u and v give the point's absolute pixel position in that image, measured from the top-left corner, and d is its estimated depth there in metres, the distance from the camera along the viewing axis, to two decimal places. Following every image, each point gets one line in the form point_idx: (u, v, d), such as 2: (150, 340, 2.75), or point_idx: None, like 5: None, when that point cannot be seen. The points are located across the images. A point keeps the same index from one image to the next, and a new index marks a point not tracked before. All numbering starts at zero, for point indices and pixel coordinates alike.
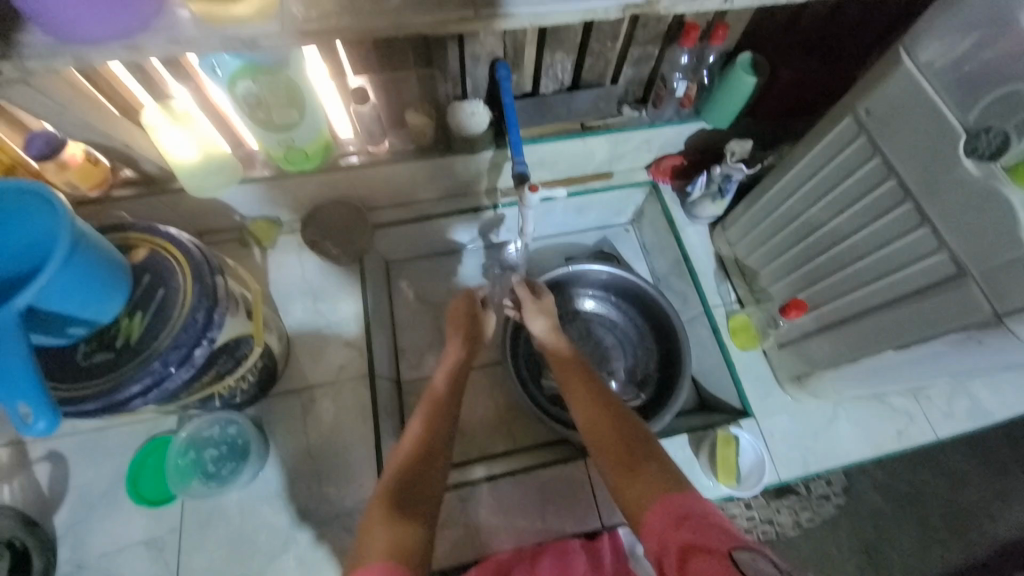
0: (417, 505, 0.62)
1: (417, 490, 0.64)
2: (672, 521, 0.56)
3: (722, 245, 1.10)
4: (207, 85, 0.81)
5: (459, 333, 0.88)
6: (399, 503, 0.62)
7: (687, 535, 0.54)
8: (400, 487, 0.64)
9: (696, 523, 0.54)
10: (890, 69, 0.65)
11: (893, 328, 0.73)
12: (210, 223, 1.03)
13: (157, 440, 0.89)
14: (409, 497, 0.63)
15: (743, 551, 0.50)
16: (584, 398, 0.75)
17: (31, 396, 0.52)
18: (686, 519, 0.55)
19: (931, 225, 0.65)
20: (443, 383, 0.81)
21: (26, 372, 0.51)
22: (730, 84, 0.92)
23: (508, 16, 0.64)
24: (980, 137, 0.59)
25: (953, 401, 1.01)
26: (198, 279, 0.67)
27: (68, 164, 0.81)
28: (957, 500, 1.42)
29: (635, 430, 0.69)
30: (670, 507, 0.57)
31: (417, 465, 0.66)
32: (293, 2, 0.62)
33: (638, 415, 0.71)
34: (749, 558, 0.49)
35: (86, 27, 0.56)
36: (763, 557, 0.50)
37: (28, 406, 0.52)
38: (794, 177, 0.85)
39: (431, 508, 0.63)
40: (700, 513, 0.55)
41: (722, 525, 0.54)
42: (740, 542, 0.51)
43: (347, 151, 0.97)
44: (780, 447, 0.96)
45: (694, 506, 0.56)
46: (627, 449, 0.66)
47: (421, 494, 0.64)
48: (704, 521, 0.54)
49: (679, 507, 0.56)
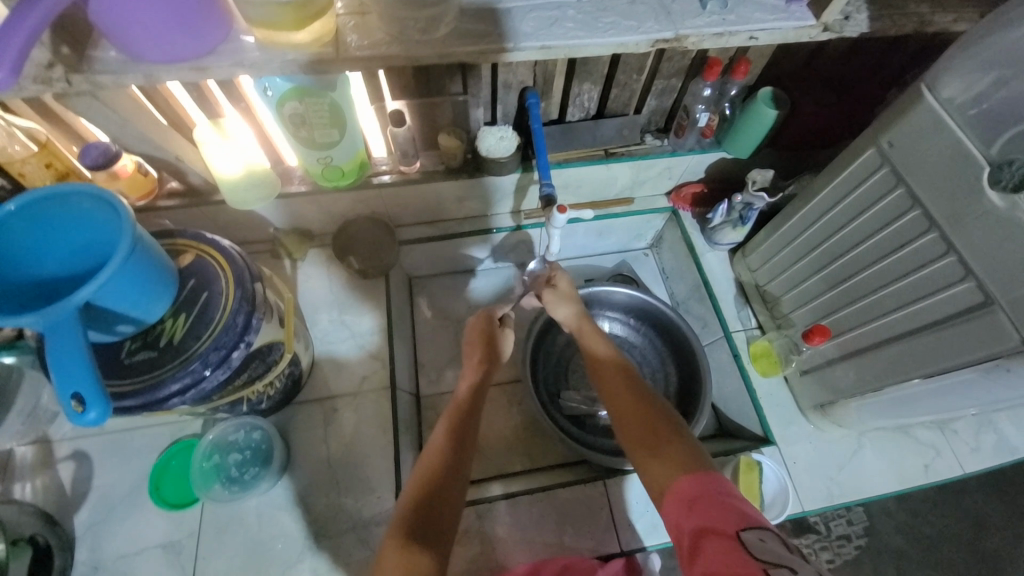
0: (433, 538, 0.61)
1: (434, 520, 0.63)
2: (685, 503, 0.56)
3: (742, 271, 1.11)
4: (255, 106, 0.87)
5: (471, 352, 0.88)
6: (416, 533, 0.61)
7: (698, 519, 0.54)
8: (419, 517, 0.62)
9: (705, 504, 0.54)
10: (911, 105, 0.68)
11: (920, 358, 0.73)
12: (247, 234, 1.07)
13: (182, 443, 0.91)
14: (422, 525, 0.62)
15: (751, 531, 0.50)
16: (617, 388, 0.74)
17: (83, 386, 0.53)
18: (698, 499, 0.55)
19: (958, 253, 0.66)
20: (460, 408, 0.79)
21: (81, 362, 0.53)
22: (752, 116, 0.95)
23: (518, 50, 0.68)
24: (1003, 170, 0.59)
25: (979, 435, 0.99)
26: (239, 284, 0.70)
27: (119, 175, 0.85)
28: (984, 545, 1.37)
29: (657, 410, 0.68)
30: (687, 487, 0.57)
31: (431, 496, 0.65)
32: (349, 33, 0.67)
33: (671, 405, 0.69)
34: (757, 537, 0.50)
35: (162, 50, 0.61)
36: (774, 535, 0.50)
37: (82, 395, 0.53)
38: (817, 206, 0.86)
39: (447, 541, 0.62)
40: (710, 492, 0.55)
41: (729, 502, 0.54)
42: (748, 523, 0.52)
43: (380, 169, 1.01)
44: (803, 477, 0.94)
45: (707, 485, 0.56)
46: (649, 429, 0.66)
47: (440, 528, 0.63)
48: (714, 500, 0.54)
49: (694, 488, 0.56)
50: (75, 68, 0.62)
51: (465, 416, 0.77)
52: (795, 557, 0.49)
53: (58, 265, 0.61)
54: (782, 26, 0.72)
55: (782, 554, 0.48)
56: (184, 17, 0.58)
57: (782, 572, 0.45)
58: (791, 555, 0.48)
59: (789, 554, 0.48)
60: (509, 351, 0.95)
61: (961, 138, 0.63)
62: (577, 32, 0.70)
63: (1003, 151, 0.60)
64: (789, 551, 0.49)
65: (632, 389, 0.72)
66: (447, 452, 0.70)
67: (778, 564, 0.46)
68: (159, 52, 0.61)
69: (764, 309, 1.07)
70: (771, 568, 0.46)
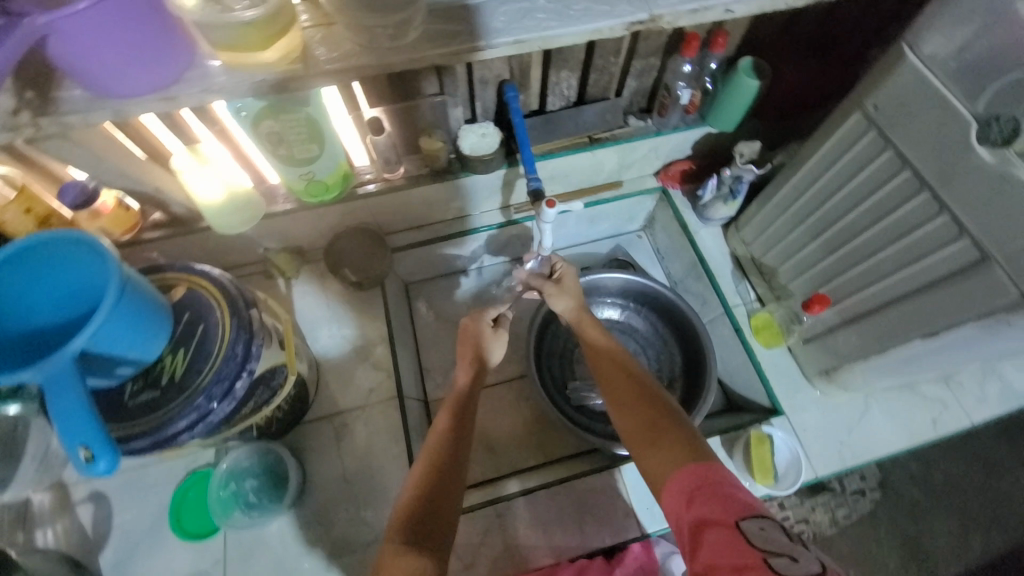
0: (428, 538, 0.63)
1: (434, 517, 0.65)
2: (684, 495, 0.56)
3: (737, 245, 1.11)
4: (231, 129, 0.85)
5: (476, 351, 0.86)
6: (415, 532, 0.63)
7: (697, 510, 0.54)
8: (415, 519, 0.65)
9: (704, 494, 0.55)
10: (894, 64, 0.67)
11: (921, 317, 0.74)
12: (238, 258, 1.06)
13: (198, 473, 0.91)
14: (421, 527, 0.64)
15: (752, 521, 0.52)
16: (618, 382, 0.74)
17: (89, 436, 0.52)
18: (697, 490, 0.55)
19: (951, 212, 0.66)
20: (447, 417, 0.77)
21: (85, 413, 0.52)
22: (733, 87, 0.94)
23: (492, 48, 0.66)
24: (992, 126, 0.59)
25: (984, 384, 0.99)
26: (234, 313, 0.70)
27: (100, 212, 0.85)
28: (996, 486, 1.39)
29: (656, 402, 0.69)
30: (686, 478, 0.57)
31: (431, 498, 0.67)
32: (317, 46, 0.66)
33: (671, 397, 0.69)
34: (758, 526, 0.51)
35: (131, 84, 0.59)
36: (773, 522, 0.52)
37: (88, 446, 0.52)
38: (807, 174, 0.86)
39: (447, 535, 0.66)
40: (710, 482, 0.55)
41: (729, 492, 0.54)
42: (748, 511, 0.53)
43: (364, 179, 1.00)
44: (814, 445, 0.95)
45: (707, 474, 0.56)
46: (648, 418, 0.66)
47: (438, 524, 0.65)
48: (713, 491, 0.55)
49: (692, 479, 0.56)
50: (41, 111, 0.60)
51: (459, 420, 0.77)
52: (796, 544, 0.51)
53: (46, 315, 0.60)
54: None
55: (784, 544, 0.50)
56: (146, 50, 0.56)
57: (784, 563, 0.48)
58: (791, 543, 0.50)
59: (789, 543, 0.50)
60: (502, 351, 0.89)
61: (948, 96, 0.62)
62: (549, 23, 0.68)
63: (990, 106, 0.59)
64: (788, 537, 0.51)
65: (632, 381, 0.73)
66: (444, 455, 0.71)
67: (779, 554, 0.48)
68: (124, 86, 0.59)
69: (762, 282, 1.07)
70: (772, 559, 0.48)
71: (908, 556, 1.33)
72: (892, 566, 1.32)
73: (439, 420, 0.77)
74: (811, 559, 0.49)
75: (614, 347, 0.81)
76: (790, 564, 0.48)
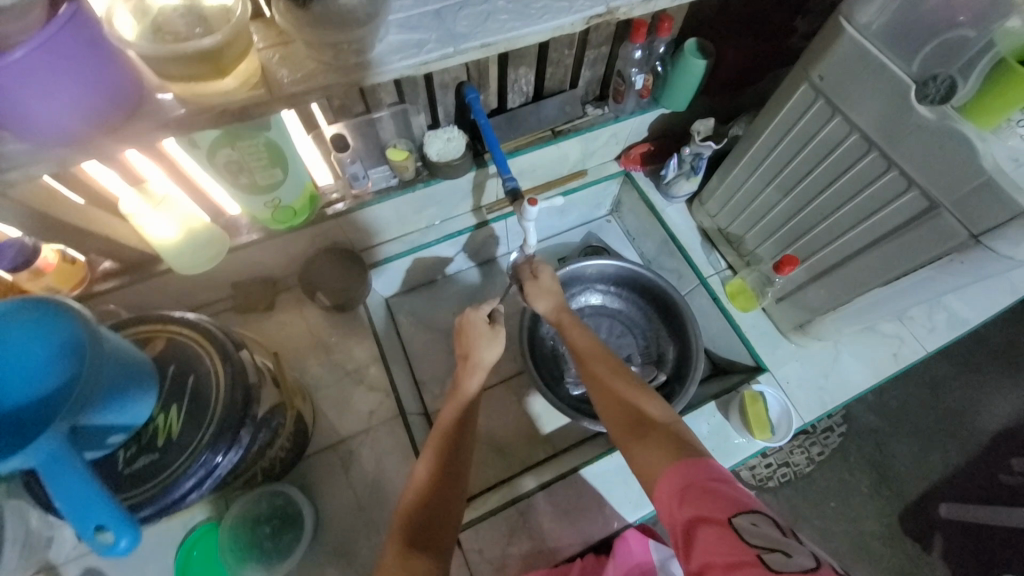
0: (433, 541, 0.65)
1: (433, 522, 0.66)
2: (675, 494, 0.59)
3: (703, 219, 1.16)
4: (183, 164, 0.80)
5: (480, 349, 0.83)
6: (413, 535, 0.65)
7: (690, 508, 0.56)
8: (417, 518, 0.66)
9: (694, 493, 0.57)
10: (835, 36, 0.72)
11: (880, 266, 0.81)
12: (205, 297, 1.01)
13: (201, 529, 0.85)
14: (422, 529, 0.65)
15: (744, 517, 0.53)
16: (606, 390, 0.77)
17: (110, 520, 0.51)
18: (687, 489, 0.58)
19: (899, 168, 0.72)
20: (450, 414, 0.79)
21: (99, 495, 0.51)
22: (682, 69, 0.97)
23: (381, 76, 0.63)
24: (929, 85, 0.66)
25: (932, 316, 1.10)
26: (225, 359, 0.66)
27: (44, 270, 0.76)
28: (944, 404, 1.56)
29: (642, 406, 0.73)
30: (677, 476, 0.60)
31: (434, 498, 0.68)
32: (279, 69, 0.63)
33: (658, 398, 0.74)
34: (750, 522, 0.53)
35: (73, 127, 0.53)
36: (766, 518, 0.54)
37: (110, 528, 0.52)
38: (764, 144, 0.91)
39: (446, 545, 0.66)
40: (699, 479, 0.58)
41: (720, 488, 0.57)
42: (739, 508, 0.54)
43: (331, 199, 0.96)
44: (796, 393, 1.02)
45: (697, 473, 0.59)
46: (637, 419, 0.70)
47: (436, 533, 0.66)
48: (703, 488, 0.57)
49: (682, 478, 0.59)
50: None
51: (457, 425, 0.77)
52: (790, 540, 0.52)
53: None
54: None
55: (777, 540, 0.51)
56: (92, 93, 0.52)
57: (776, 557, 0.49)
58: (785, 539, 0.51)
59: (783, 539, 0.51)
60: (500, 343, 0.85)
61: (886, 62, 0.68)
62: (512, 23, 0.67)
63: (925, 66, 0.66)
64: (782, 533, 0.52)
65: (620, 386, 0.76)
66: (446, 451, 0.73)
67: (772, 549, 0.49)
68: (66, 131, 0.53)
69: (731, 250, 1.13)
70: (764, 554, 0.49)
71: (879, 480, 1.47)
72: (867, 492, 1.46)
73: (444, 417, 0.78)
74: (804, 555, 0.50)
75: (598, 349, 0.83)
76: (783, 558, 0.49)
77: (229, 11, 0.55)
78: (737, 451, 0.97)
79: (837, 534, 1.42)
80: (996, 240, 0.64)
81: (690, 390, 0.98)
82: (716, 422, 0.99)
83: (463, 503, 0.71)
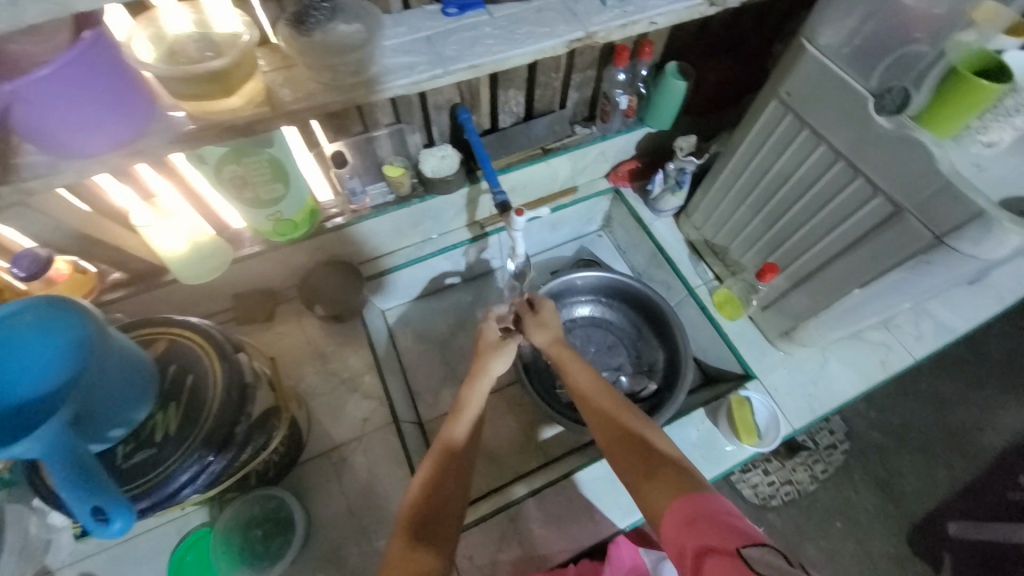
0: (436, 538, 0.66)
1: (435, 527, 0.67)
2: (684, 523, 0.58)
3: (690, 231, 1.20)
4: (190, 178, 0.85)
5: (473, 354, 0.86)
6: (416, 533, 0.66)
7: (698, 537, 0.56)
8: (419, 515, 0.68)
9: (703, 522, 0.57)
10: (798, 55, 0.78)
11: (856, 270, 0.83)
12: (207, 308, 1.05)
13: (194, 535, 0.86)
14: (422, 532, 0.66)
15: (752, 548, 0.53)
16: (608, 419, 0.77)
17: (105, 502, 0.53)
18: (696, 518, 0.58)
19: (864, 175, 0.76)
20: (461, 433, 0.78)
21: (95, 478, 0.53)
22: (664, 89, 1.03)
23: (382, 93, 0.68)
24: (886, 96, 0.72)
25: (919, 324, 1.12)
26: (223, 358, 0.69)
27: (55, 280, 0.81)
28: (947, 421, 1.55)
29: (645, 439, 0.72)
30: (687, 507, 0.59)
31: (431, 509, 0.69)
32: (281, 88, 0.68)
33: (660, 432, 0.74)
34: (758, 553, 0.52)
35: (90, 142, 0.58)
36: (775, 550, 0.53)
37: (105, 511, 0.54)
38: (741, 157, 0.96)
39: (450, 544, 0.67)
40: (708, 511, 0.58)
41: (729, 521, 0.56)
42: (749, 540, 0.54)
43: (331, 213, 1.01)
44: (786, 400, 1.03)
45: (707, 506, 0.59)
46: (646, 457, 0.69)
47: (434, 539, 0.66)
48: (712, 519, 0.57)
49: (692, 509, 0.59)
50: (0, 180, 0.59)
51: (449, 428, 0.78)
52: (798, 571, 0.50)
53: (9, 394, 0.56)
54: (674, 8, 0.78)
55: (783, 568, 0.50)
56: (108, 110, 0.56)
57: None
58: (791, 568, 0.50)
59: (790, 568, 0.50)
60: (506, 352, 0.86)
61: (845, 78, 0.73)
62: (497, 47, 0.73)
63: (881, 82, 0.72)
64: (789, 564, 0.51)
65: (625, 415, 0.76)
66: (442, 463, 0.73)
67: None
68: (85, 144, 0.58)
69: (717, 261, 1.16)
70: None
71: (883, 498, 1.45)
72: (872, 510, 1.44)
73: (454, 429, 0.78)
74: None
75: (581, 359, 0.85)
76: None
77: (237, 37, 0.61)
78: (726, 457, 0.98)
79: (840, 552, 1.40)
80: (958, 239, 0.66)
81: (678, 396, 1.00)
82: (705, 428, 1.00)
83: (458, 503, 0.71)
